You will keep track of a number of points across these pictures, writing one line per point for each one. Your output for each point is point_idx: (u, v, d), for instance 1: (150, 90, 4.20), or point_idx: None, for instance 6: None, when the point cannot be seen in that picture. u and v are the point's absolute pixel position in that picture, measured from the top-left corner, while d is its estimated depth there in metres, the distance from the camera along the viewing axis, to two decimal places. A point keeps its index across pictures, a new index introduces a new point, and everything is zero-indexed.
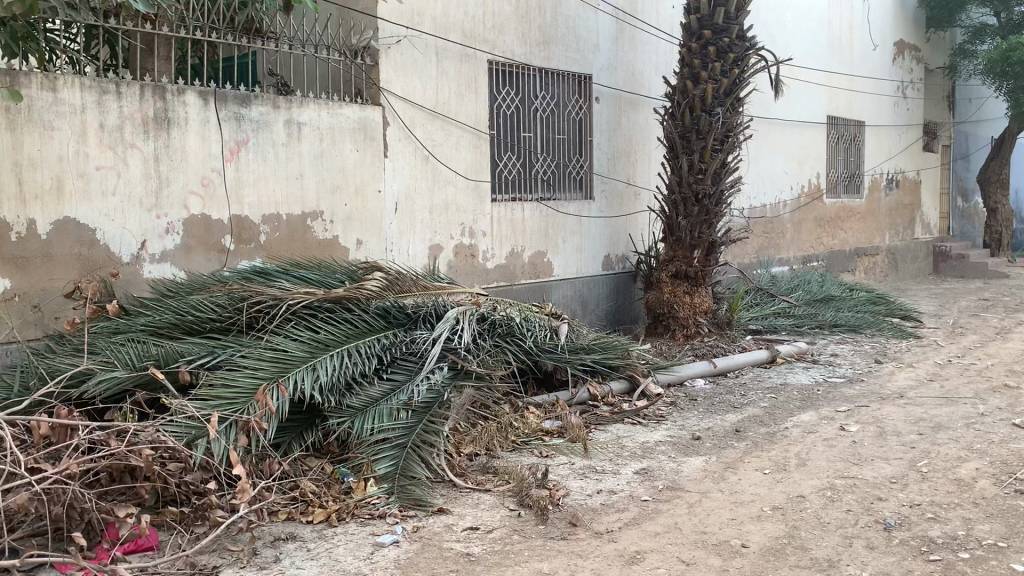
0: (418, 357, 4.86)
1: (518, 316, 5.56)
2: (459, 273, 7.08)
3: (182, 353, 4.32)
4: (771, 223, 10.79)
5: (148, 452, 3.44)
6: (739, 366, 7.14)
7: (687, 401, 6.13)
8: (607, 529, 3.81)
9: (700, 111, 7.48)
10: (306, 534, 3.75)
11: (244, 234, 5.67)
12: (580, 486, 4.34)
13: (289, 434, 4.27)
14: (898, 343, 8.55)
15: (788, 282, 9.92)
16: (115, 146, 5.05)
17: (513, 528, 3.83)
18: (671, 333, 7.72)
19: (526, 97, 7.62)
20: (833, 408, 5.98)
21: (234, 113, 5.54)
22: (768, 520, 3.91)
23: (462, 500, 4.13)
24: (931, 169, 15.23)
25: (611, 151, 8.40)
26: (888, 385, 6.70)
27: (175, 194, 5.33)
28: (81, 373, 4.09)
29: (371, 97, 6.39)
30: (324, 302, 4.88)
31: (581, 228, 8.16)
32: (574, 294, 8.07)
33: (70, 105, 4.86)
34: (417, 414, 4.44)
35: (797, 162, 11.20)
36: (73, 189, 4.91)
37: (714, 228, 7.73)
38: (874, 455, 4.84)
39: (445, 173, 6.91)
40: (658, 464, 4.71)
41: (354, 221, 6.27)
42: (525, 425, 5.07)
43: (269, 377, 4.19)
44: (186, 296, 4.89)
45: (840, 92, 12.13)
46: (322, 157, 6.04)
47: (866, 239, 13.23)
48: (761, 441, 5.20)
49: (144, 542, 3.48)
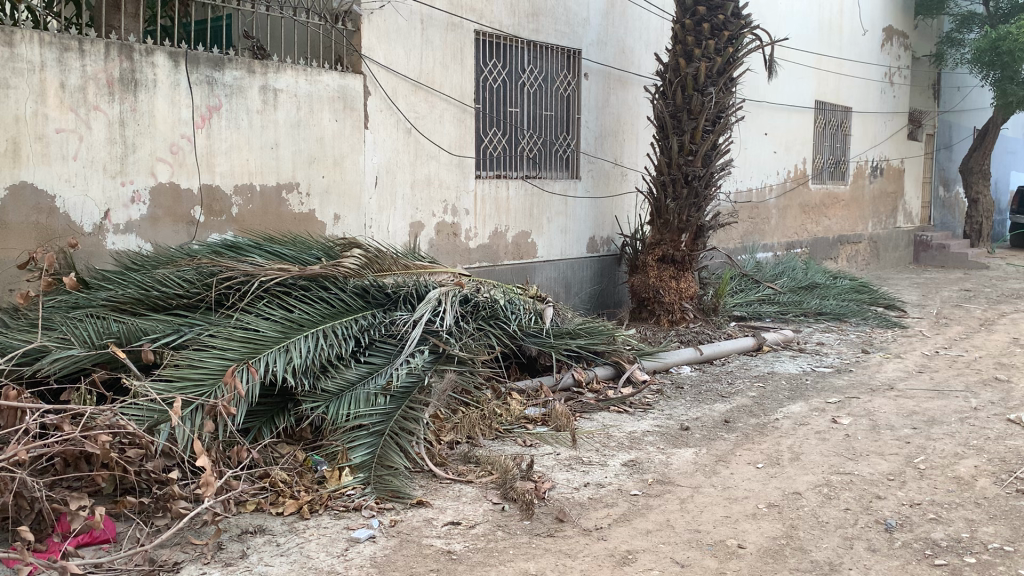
0: (398, 340, 4.61)
1: (503, 298, 5.33)
2: (441, 252, 6.83)
3: (145, 331, 4.04)
4: (757, 208, 10.62)
5: (104, 438, 3.17)
6: (725, 353, 6.97)
7: (673, 390, 5.94)
8: (596, 526, 3.60)
9: (693, 91, 7.26)
10: (275, 527, 3.51)
11: (215, 205, 5.37)
12: (566, 478, 4.13)
13: (260, 419, 4.02)
14: (884, 333, 8.42)
15: (773, 269, 9.76)
16: (77, 108, 4.73)
17: (497, 523, 3.61)
18: (656, 318, 7.52)
19: (514, 71, 7.35)
20: (823, 399, 5.82)
21: (206, 77, 5.23)
22: (765, 518, 3.72)
23: (443, 492, 3.91)
24: (914, 158, 15.14)
25: (599, 130, 8.16)
26: (877, 376, 6.55)
27: (142, 160, 5.03)
28: (34, 351, 3.79)
29: (352, 65, 6.09)
30: (299, 279, 4.61)
31: (567, 209, 7.93)
32: (557, 276, 7.85)
33: (28, 61, 4.53)
34: (396, 400, 4.21)
35: (785, 146, 11.02)
36: (31, 152, 4.60)
37: (703, 212, 7.52)
38: (869, 450, 4.67)
39: (428, 147, 6.64)
40: (647, 456, 4.50)
41: (332, 194, 5.99)
42: (508, 412, 4.86)
43: (239, 358, 3.93)
44: (151, 270, 4.61)
45: (829, 76, 11.96)
46: (299, 127, 5.74)
47: (850, 227, 13.13)
48: (752, 433, 5.01)
49: (99, 535, 3.24)
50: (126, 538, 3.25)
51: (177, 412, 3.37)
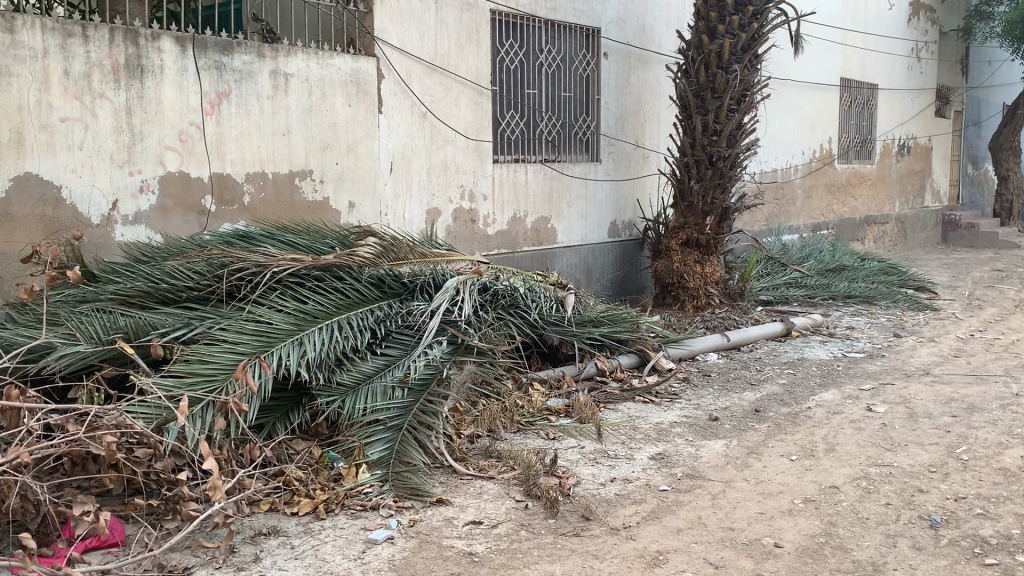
0: (415, 331, 4.47)
1: (522, 285, 5.16)
2: (458, 239, 6.66)
3: (154, 325, 3.91)
4: (782, 189, 10.37)
5: (109, 439, 3.04)
6: (753, 340, 6.77)
7: (700, 378, 5.75)
8: (623, 525, 3.44)
9: (716, 69, 7.04)
10: (289, 528, 3.38)
11: (226, 194, 5.23)
12: (592, 474, 3.96)
13: (274, 415, 3.88)
14: (915, 316, 8.18)
15: (799, 251, 9.53)
16: (82, 96, 4.59)
17: (520, 523, 3.45)
18: (680, 303, 7.33)
19: (531, 51, 7.14)
20: (856, 386, 5.61)
21: (215, 62, 5.08)
22: (801, 514, 3.55)
23: (463, 489, 3.76)
24: (942, 136, 14.79)
25: (619, 110, 7.95)
26: (912, 361, 6.33)
27: (150, 149, 4.89)
28: (39, 347, 3.66)
29: (364, 47, 5.92)
30: (312, 269, 4.46)
31: (587, 192, 7.72)
32: (578, 262, 7.68)
33: (30, 48, 4.39)
34: (414, 393, 4.07)
35: (810, 125, 10.75)
36: (35, 142, 4.47)
37: (728, 193, 7.30)
38: (907, 440, 4.47)
39: (444, 131, 6.46)
40: (675, 449, 4.33)
41: (347, 181, 5.84)
42: (530, 403, 4.71)
43: (250, 352, 3.80)
44: (161, 261, 4.47)
45: (855, 52, 11.63)
46: (311, 112, 5.59)
47: (876, 207, 12.83)
48: (784, 423, 4.82)
49: (108, 538, 3.12)
50: (136, 541, 3.12)
51: (184, 410, 3.20)
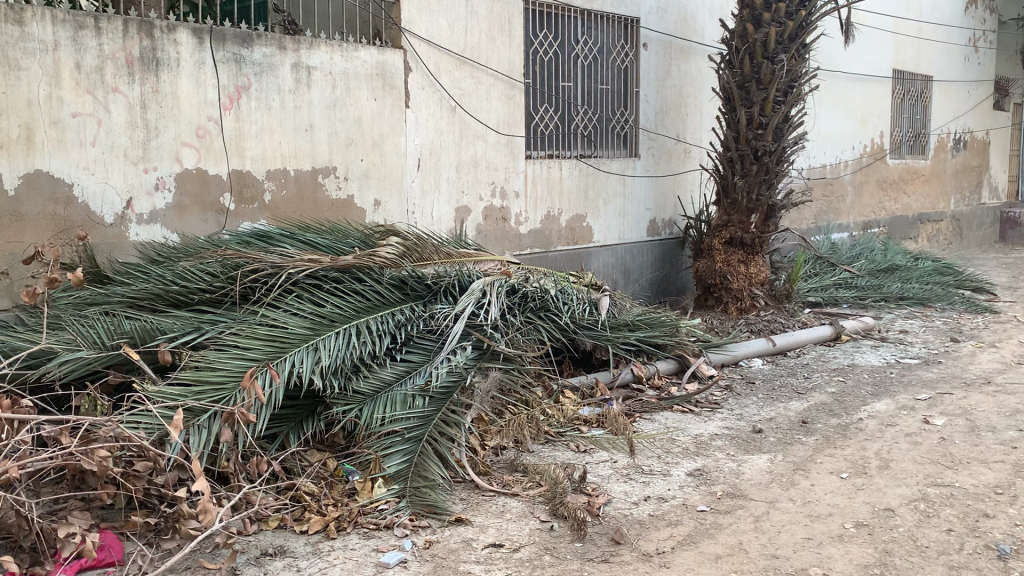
0: (438, 336, 4.23)
1: (554, 287, 4.90)
2: (489, 239, 6.43)
3: (163, 329, 3.73)
4: (831, 185, 9.96)
5: (103, 453, 2.83)
6: (800, 344, 6.43)
7: (743, 386, 5.43)
8: (656, 551, 3.17)
9: (762, 58, 6.69)
10: (298, 548, 3.16)
11: (246, 192, 5.06)
12: (624, 491, 3.69)
13: (287, 424, 3.67)
14: (973, 319, 7.74)
15: (849, 250, 9.12)
16: (94, 90, 4.43)
17: (544, 546, 3.19)
18: (723, 306, 7.00)
19: (567, 42, 6.86)
20: (911, 396, 5.24)
21: (233, 55, 4.91)
22: (853, 541, 3.24)
23: (485, 507, 3.51)
24: (1000, 130, 14.18)
25: (659, 104, 7.64)
26: (972, 368, 5.93)
27: (166, 145, 4.73)
28: (40, 354, 3.49)
29: (391, 39, 5.71)
30: (330, 270, 4.23)
31: (625, 188, 7.43)
32: (615, 261, 7.39)
33: (40, 41, 4.24)
34: (435, 402, 3.84)
35: (860, 119, 10.31)
36: (45, 138, 4.32)
37: (774, 190, 6.94)
38: (969, 457, 4.12)
39: (475, 127, 6.23)
40: (715, 464, 4.03)
41: (373, 178, 5.63)
42: (560, 413, 4.44)
43: (262, 358, 3.58)
44: (175, 261, 4.30)
45: (908, 42, 11.14)
46: (334, 107, 5.39)
47: (931, 204, 12.32)
48: (833, 436, 4.49)
49: (103, 557, 2.91)
50: (131, 562, 2.91)
51: (176, 426, 2.97)
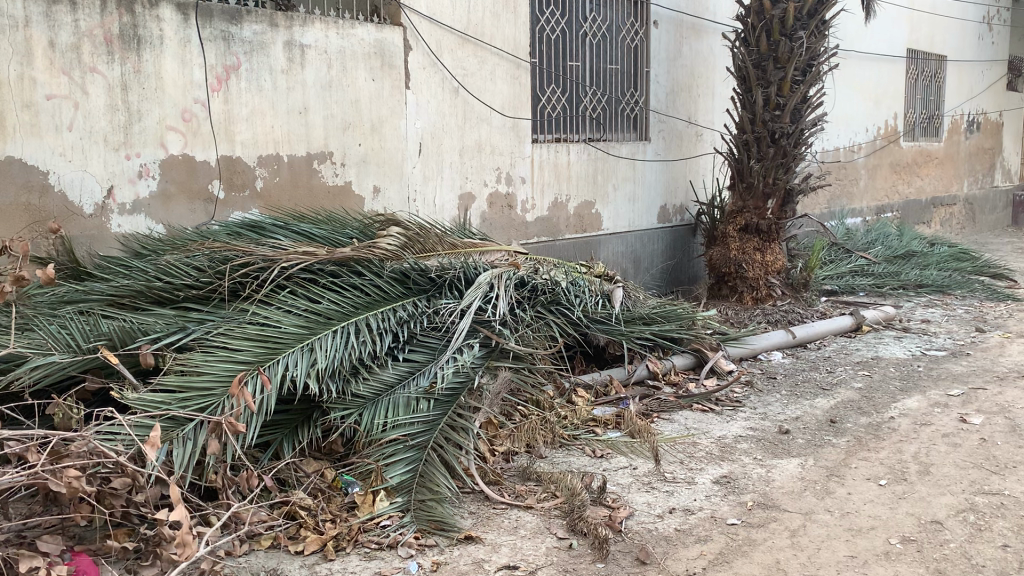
0: (443, 333, 3.94)
1: (564, 279, 4.61)
2: (494, 227, 6.12)
3: (146, 329, 3.44)
4: (845, 168, 9.64)
5: (70, 472, 2.52)
6: (820, 336, 6.14)
7: (764, 381, 5.14)
8: (686, 572, 2.88)
9: (780, 36, 6.36)
10: (292, 572, 2.87)
11: (236, 179, 4.76)
12: (646, 503, 3.40)
13: (281, 431, 3.38)
14: (997, 306, 7.44)
15: (865, 236, 8.82)
16: (70, 70, 4.12)
17: (563, 568, 2.91)
18: (738, 295, 6.70)
19: (574, 19, 6.52)
20: (943, 392, 4.94)
21: (222, 32, 4.59)
22: (901, 559, 2.95)
23: (497, 522, 3.22)
24: (1013, 111, 13.83)
25: (670, 85, 7.32)
26: (1003, 361, 5.63)
27: (149, 129, 4.41)
28: (10, 357, 3.20)
29: (390, 16, 5.38)
30: (327, 264, 3.94)
31: (635, 173, 7.12)
32: (626, 250, 7.10)
33: (10, 17, 3.92)
34: (441, 405, 3.55)
35: (874, 100, 9.97)
36: (17, 123, 4.00)
37: (792, 173, 6.62)
38: (1015, 461, 3.83)
39: (478, 109, 5.92)
40: (743, 470, 3.75)
41: (371, 164, 5.33)
42: (574, 414, 4.15)
43: (253, 360, 3.29)
44: (159, 255, 4.00)
45: (922, 20, 10.80)
46: (330, 87, 5.08)
47: (944, 187, 12.00)
48: (865, 437, 4.20)
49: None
50: None
51: (153, 444, 2.65)
